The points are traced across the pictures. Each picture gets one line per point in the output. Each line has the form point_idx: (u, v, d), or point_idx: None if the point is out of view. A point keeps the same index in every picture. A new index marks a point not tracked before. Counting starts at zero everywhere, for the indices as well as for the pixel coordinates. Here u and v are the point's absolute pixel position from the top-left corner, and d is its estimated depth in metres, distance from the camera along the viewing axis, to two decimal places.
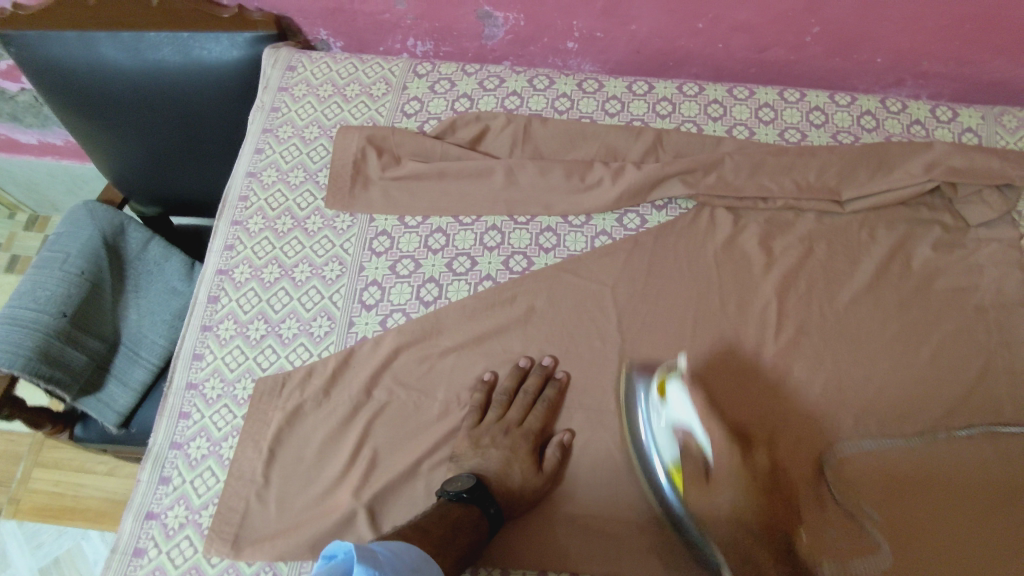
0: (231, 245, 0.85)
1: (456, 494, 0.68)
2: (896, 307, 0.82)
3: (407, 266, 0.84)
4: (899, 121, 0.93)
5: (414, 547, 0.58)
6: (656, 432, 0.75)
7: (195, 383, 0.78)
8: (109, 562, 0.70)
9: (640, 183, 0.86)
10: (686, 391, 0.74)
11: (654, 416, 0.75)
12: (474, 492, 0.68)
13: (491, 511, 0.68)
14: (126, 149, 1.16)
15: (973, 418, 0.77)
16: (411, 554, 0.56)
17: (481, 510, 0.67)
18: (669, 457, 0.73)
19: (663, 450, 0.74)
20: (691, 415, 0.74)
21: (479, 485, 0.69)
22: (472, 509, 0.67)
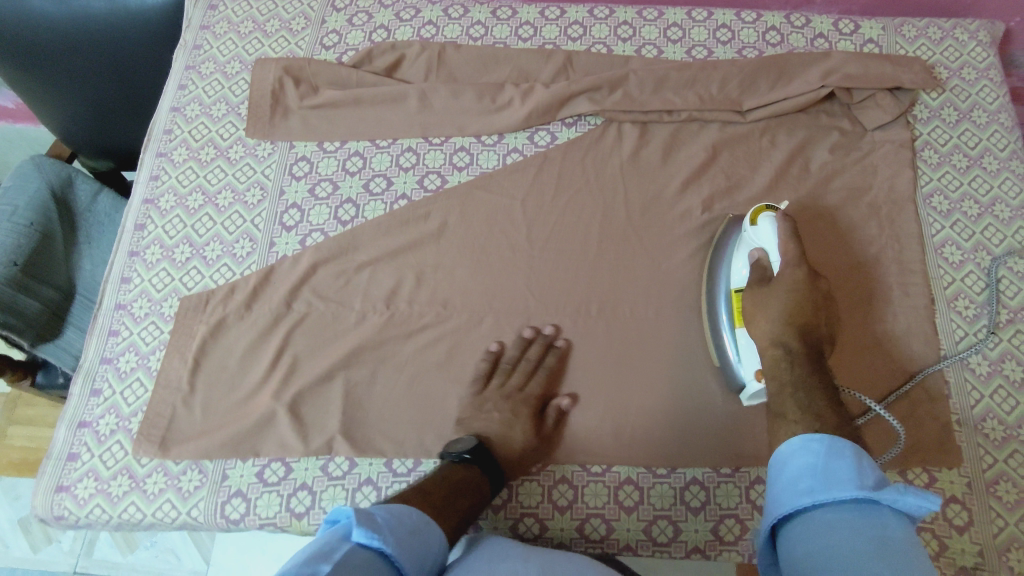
0: (157, 175, 0.89)
1: (460, 457, 0.69)
2: (793, 207, 0.86)
3: (326, 188, 0.87)
4: (803, 35, 0.96)
5: (415, 510, 0.57)
6: (735, 250, 0.79)
7: (124, 304, 0.82)
8: (44, 468, 0.74)
9: (548, 101, 0.89)
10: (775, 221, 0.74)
11: (743, 237, 0.78)
12: (475, 454, 0.69)
13: (491, 470, 0.69)
14: (67, 102, 1.18)
15: (850, 308, 0.81)
16: (416, 516, 0.56)
17: (483, 470, 0.69)
18: (739, 277, 0.77)
19: (736, 271, 0.77)
20: (772, 240, 0.74)
21: (481, 447, 0.70)
22: (474, 472, 0.68)
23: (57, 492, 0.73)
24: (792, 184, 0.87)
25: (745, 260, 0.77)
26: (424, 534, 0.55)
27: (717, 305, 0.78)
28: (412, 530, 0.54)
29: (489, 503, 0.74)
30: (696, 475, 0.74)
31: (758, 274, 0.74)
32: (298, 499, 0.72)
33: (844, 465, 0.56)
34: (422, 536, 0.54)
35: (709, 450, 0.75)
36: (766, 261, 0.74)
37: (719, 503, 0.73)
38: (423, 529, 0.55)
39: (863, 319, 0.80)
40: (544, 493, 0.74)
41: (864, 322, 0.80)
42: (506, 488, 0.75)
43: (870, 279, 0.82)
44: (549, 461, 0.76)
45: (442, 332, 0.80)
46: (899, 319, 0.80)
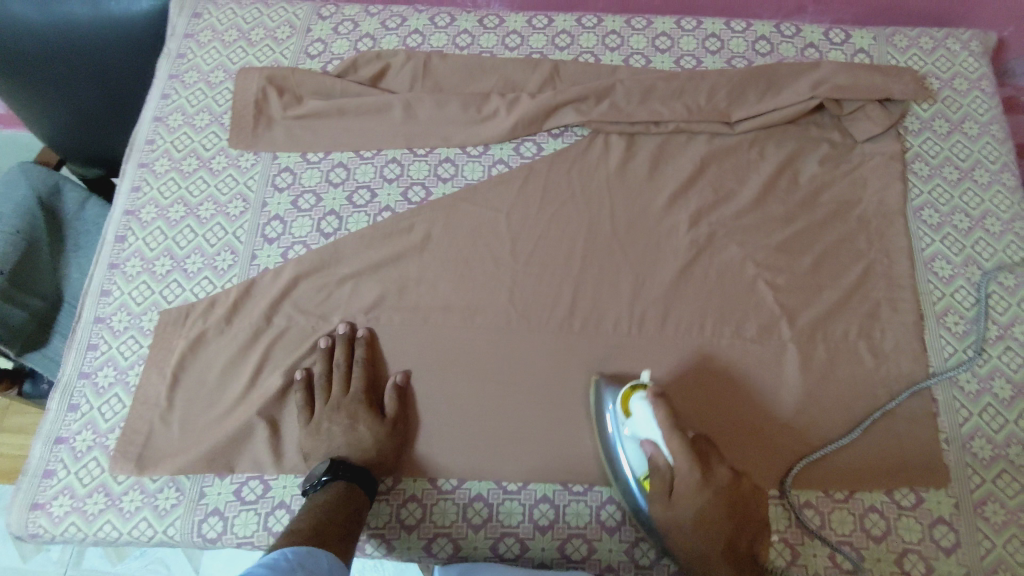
0: (138, 186, 0.88)
1: (320, 482, 0.70)
2: (781, 220, 0.85)
3: (308, 200, 0.87)
4: (793, 44, 0.95)
5: (295, 546, 0.60)
6: (623, 446, 0.71)
7: (103, 317, 0.81)
8: (19, 484, 0.73)
9: (533, 112, 0.88)
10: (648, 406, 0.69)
11: (621, 429, 0.71)
12: (336, 471, 0.70)
13: (359, 475, 0.70)
14: (52, 110, 1.17)
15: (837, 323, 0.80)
16: (292, 554, 0.59)
17: (351, 480, 0.69)
18: (639, 469, 0.70)
19: (632, 464, 0.70)
20: (655, 431, 0.69)
21: (343, 463, 0.70)
22: (342, 487, 0.69)
23: (33, 510, 0.72)
24: (781, 197, 0.86)
25: (640, 452, 0.70)
26: (304, 562, 0.59)
27: (629, 495, 0.71)
28: (291, 570, 0.57)
29: (469, 522, 0.73)
30: None
31: (660, 477, 0.68)
32: (276, 518, 0.71)
33: None
34: (303, 566, 0.58)
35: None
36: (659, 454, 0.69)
37: None
38: (307, 563, 0.59)
39: (851, 336, 0.79)
40: (524, 513, 0.73)
41: (845, 336, 0.79)
42: (488, 506, 0.74)
43: (858, 294, 0.81)
44: (530, 479, 0.74)
45: (425, 347, 0.80)
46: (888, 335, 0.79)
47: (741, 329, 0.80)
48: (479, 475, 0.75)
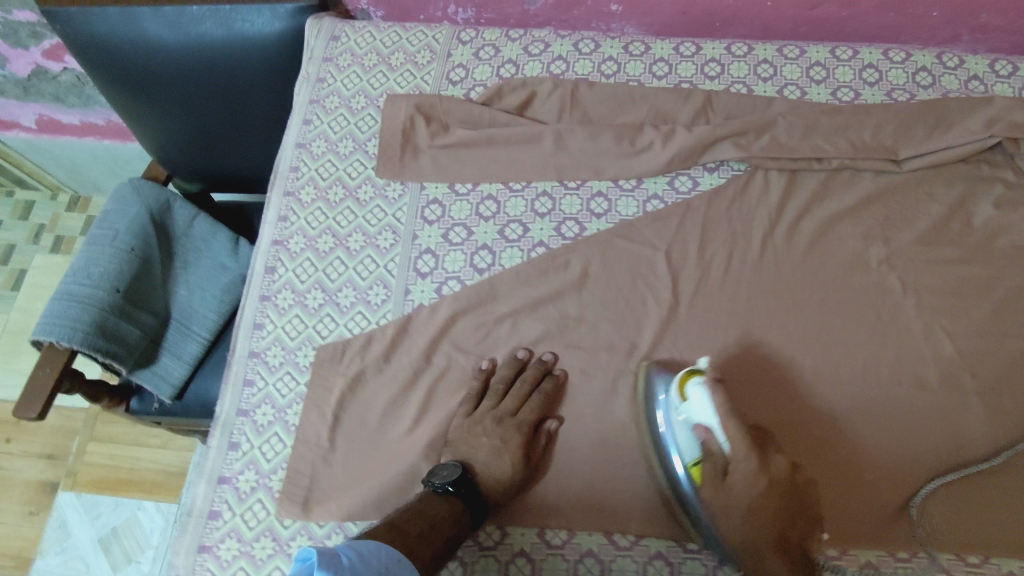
0: (285, 215, 0.87)
1: (443, 486, 0.67)
2: (769, 407, 0.76)
3: (459, 234, 0.85)
4: (957, 76, 0.90)
5: (385, 548, 0.55)
6: (676, 432, 0.70)
7: (257, 352, 0.80)
8: (186, 525, 0.73)
9: (691, 146, 0.85)
10: (705, 392, 0.67)
11: (673, 411, 0.70)
12: (459, 485, 0.67)
13: (477, 498, 0.68)
14: (169, 126, 1.17)
15: (863, 498, 0.72)
16: (382, 554, 0.54)
17: (468, 501, 0.67)
18: (688, 459, 0.68)
19: (682, 452, 0.69)
20: (711, 416, 0.67)
21: (467, 477, 0.68)
22: (459, 503, 0.66)
23: (200, 552, 0.71)
24: (785, 389, 0.76)
25: (689, 439, 0.69)
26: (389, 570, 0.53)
27: (676, 481, 0.70)
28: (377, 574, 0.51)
29: None
30: (870, 558, 0.70)
31: (712, 464, 0.67)
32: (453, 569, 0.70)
33: None
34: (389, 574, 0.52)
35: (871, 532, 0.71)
36: (712, 442, 0.67)
37: None
38: (393, 570, 0.53)
39: (933, 417, 0.74)
40: (708, 574, 0.69)
41: None
42: (669, 563, 0.70)
43: (895, 447, 0.74)
44: (711, 539, 0.70)
45: (566, 383, 0.77)
46: (929, 444, 0.73)
47: (922, 380, 0.76)
48: (656, 530, 0.71)
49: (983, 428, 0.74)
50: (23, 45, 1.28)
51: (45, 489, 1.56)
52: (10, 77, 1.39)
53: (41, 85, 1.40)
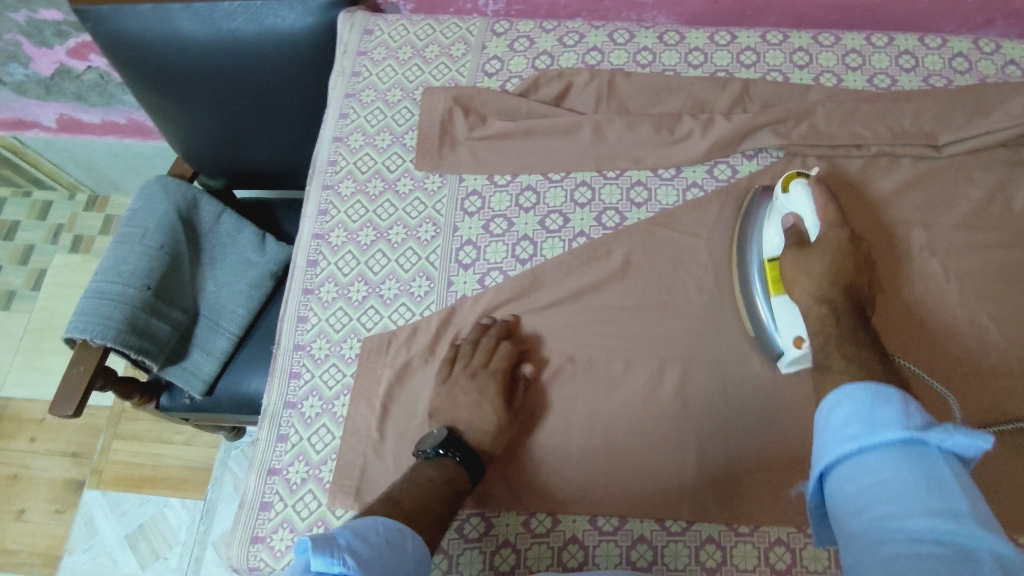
0: (325, 209, 0.87)
1: (433, 452, 0.68)
2: (871, 225, 0.82)
3: (500, 225, 0.85)
4: (993, 62, 0.90)
5: (382, 521, 0.57)
6: (769, 221, 0.78)
7: (303, 345, 0.81)
8: (238, 517, 0.73)
9: (731, 135, 0.85)
10: (808, 188, 0.75)
11: (774, 206, 0.78)
12: (449, 447, 0.68)
13: (469, 457, 0.69)
14: (197, 123, 1.17)
15: (937, 361, 0.76)
16: (380, 527, 0.56)
17: (460, 462, 0.68)
18: (772, 245, 0.76)
19: (769, 239, 0.76)
20: (807, 206, 0.74)
21: (453, 437, 0.69)
22: (454, 464, 0.68)
23: (253, 544, 0.72)
24: None
25: (778, 228, 0.76)
26: (391, 541, 0.55)
27: (747, 270, 0.78)
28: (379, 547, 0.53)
29: (702, 565, 0.69)
30: None
31: None
32: (503, 556, 0.71)
33: (890, 423, 0.47)
34: (390, 546, 0.54)
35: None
36: (801, 227, 0.74)
37: None
38: (394, 539, 0.55)
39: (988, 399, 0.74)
40: (759, 557, 0.69)
41: None
42: (720, 547, 0.70)
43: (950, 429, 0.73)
44: (761, 523, 0.70)
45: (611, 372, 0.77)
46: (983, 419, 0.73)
47: (970, 365, 0.76)
48: (707, 515, 0.70)
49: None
50: (47, 44, 1.28)
51: (70, 488, 1.56)
52: (33, 76, 1.38)
53: (64, 84, 1.40)
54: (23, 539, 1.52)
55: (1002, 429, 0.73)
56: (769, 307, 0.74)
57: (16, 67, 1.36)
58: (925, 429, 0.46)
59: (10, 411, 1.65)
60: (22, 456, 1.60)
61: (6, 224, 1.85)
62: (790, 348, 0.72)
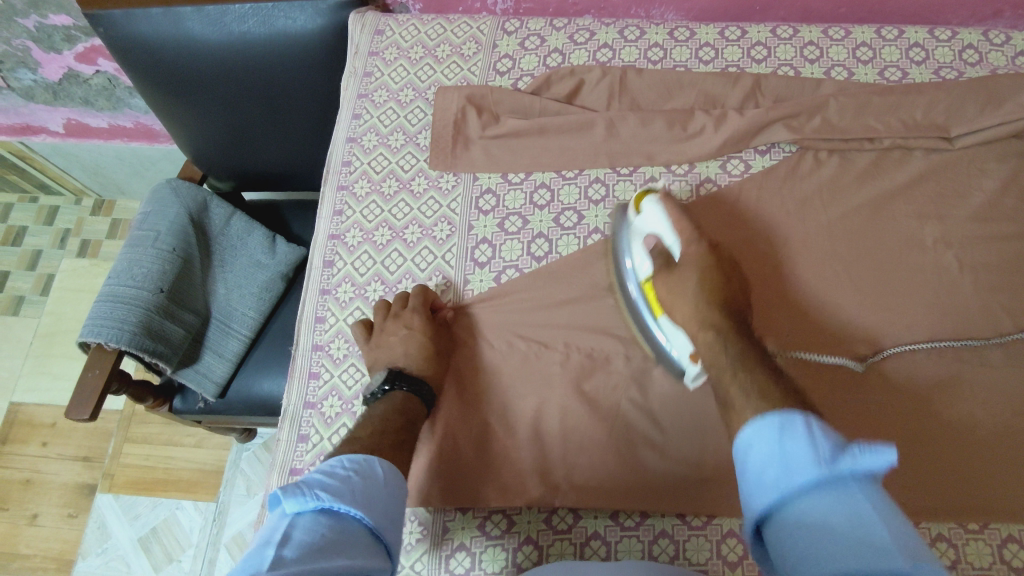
0: (340, 210, 0.88)
1: (381, 390, 0.72)
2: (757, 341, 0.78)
3: (515, 223, 0.85)
4: (1003, 53, 0.90)
5: (350, 456, 0.59)
6: (633, 244, 0.76)
7: (321, 345, 0.81)
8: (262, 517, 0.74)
9: (745, 129, 0.85)
10: (660, 205, 0.74)
11: (632, 227, 0.77)
12: (397, 381, 0.72)
13: (415, 386, 0.72)
14: (207, 126, 1.17)
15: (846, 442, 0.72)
16: (348, 463, 0.58)
17: (410, 390, 0.71)
18: (646, 270, 0.74)
19: (640, 264, 0.75)
20: (664, 225, 0.73)
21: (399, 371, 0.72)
22: (406, 394, 0.71)
23: None
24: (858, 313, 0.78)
25: (645, 251, 0.74)
26: (360, 471, 0.57)
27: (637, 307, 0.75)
28: (348, 477, 0.55)
29: (724, 559, 0.69)
30: (942, 531, 0.69)
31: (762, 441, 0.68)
32: (524, 553, 0.71)
33: (799, 442, 0.48)
34: (358, 473, 0.56)
35: (951, 504, 0.69)
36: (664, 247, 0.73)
37: (971, 561, 0.68)
38: (362, 470, 0.57)
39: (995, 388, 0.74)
40: None
41: None
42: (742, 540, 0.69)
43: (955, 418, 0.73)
44: None
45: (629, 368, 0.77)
46: (990, 407, 0.73)
47: (986, 356, 0.76)
48: (729, 510, 0.70)
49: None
50: (56, 49, 1.28)
51: (82, 491, 1.57)
52: (40, 82, 1.39)
53: (71, 88, 1.40)
54: (37, 543, 1.53)
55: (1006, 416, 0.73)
56: (661, 329, 0.73)
57: (24, 73, 1.36)
58: (834, 460, 0.46)
59: (21, 416, 1.66)
60: (34, 460, 1.61)
61: (14, 230, 1.86)
62: (688, 365, 0.70)
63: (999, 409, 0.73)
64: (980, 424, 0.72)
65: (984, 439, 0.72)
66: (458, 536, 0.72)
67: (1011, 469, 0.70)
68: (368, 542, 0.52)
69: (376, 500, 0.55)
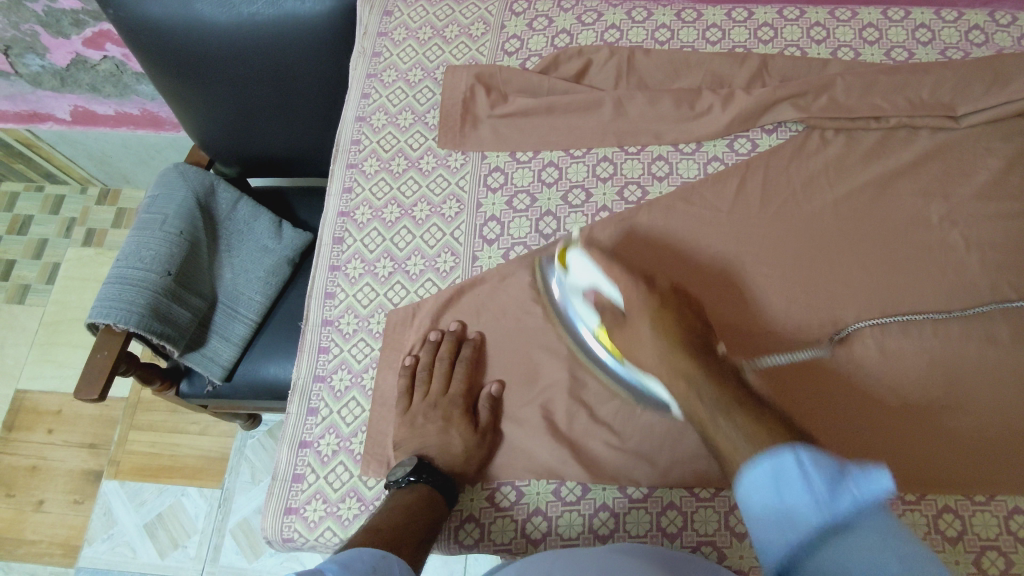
0: (350, 187, 0.88)
1: (406, 480, 0.69)
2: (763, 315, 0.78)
3: (523, 200, 0.86)
4: (1009, 34, 0.90)
5: (367, 548, 0.55)
6: (574, 303, 0.76)
7: (331, 320, 0.82)
8: (271, 489, 0.74)
9: (752, 108, 0.85)
10: (584, 255, 0.74)
11: (564, 287, 0.76)
12: (420, 472, 0.69)
13: (442, 482, 0.69)
14: (214, 110, 1.17)
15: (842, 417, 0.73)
16: (366, 556, 0.53)
17: (433, 484, 0.68)
18: (593, 323, 0.74)
19: (587, 319, 0.75)
20: (594, 273, 0.73)
21: (425, 464, 0.70)
22: (426, 487, 0.68)
23: (287, 515, 0.73)
24: (865, 288, 0.78)
25: (587, 307, 0.74)
26: (377, 568, 0.53)
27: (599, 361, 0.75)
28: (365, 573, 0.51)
29: (732, 529, 0.69)
30: (949, 502, 0.70)
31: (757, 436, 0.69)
32: (534, 525, 0.72)
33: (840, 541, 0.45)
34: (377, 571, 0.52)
35: (946, 474, 0.70)
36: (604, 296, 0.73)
37: (978, 532, 0.68)
38: (381, 566, 0.53)
39: (991, 361, 0.74)
40: None
41: None
42: None
43: (951, 390, 0.73)
44: None
45: None
46: (988, 379, 0.73)
47: (993, 331, 0.75)
48: None
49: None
50: (64, 34, 1.29)
51: (89, 478, 1.57)
52: (48, 68, 1.39)
53: (79, 74, 1.41)
54: (43, 529, 1.53)
55: (1002, 388, 0.73)
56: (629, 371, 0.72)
57: (32, 59, 1.37)
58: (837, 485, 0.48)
59: (27, 403, 1.66)
60: (40, 447, 1.61)
61: (20, 219, 1.86)
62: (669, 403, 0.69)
63: (993, 381, 0.73)
64: (976, 396, 0.73)
65: (984, 413, 0.72)
66: (471, 507, 0.73)
67: (1016, 437, 0.71)
68: None
69: None
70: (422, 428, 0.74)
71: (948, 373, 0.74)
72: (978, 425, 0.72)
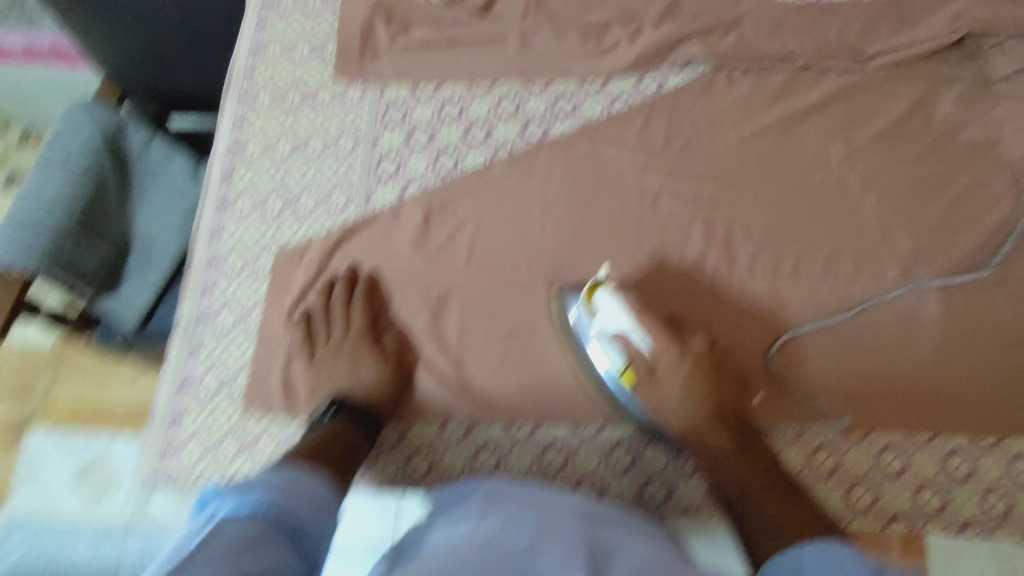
0: (241, 121, 0.85)
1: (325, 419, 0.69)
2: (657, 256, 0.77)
3: (422, 138, 0.83)
4: None
5: (285, 468, 0.57)
6: (594, 345, 0.70)
7: (217, 259, 0.79)
8: (150, 428, 0.73)
9: (656, 44, 0.84)
10: (616, 297, 0.69)
11: (586, 326, 0.71)
12: (341, 410, 0.69)
13: (360, 415, 0.70)
14: (119, 45, 1.12)
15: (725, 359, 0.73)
16: (284, 474, 0.56)
17: (355, 420, 0.68)
18: (616, 366, 0.69)
19: (607, 361, 0.70)
20: (624, 318, 0.68)
21: (347, 403, 0.70)
22: (344, 422, 0.68)
23: (164, 455, 0.72)
24: (761, 230, 0.78)
25: (610, 351, 0.69)
26: (294, 485, 0.55)
27: (610, 392, 0.71)
28: (283, 487, 0.54)
29: (612, 465, 0.72)
30: (822, 438, 0.72)
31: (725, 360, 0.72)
32: (416, 464, 0.72)
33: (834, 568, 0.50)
34: (295, 487, 0.54)
35: (820, 416, 0.72)
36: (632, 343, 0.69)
37: (849, 467, 0.71)
38: (298, 484, 0.55)
39: (875, 313, 0.74)
40: (667, 455, 0.72)
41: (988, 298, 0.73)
42: (630, 450, 0.72)
43: (837, 339, 0.73)
44: None
45: (525, 278, 0.76)
46: (871, 330, 0.73)
47: (880, 273, 0.75)
48: (617, 419, 0.72)
49: (938, 321, 0.73)
50: None
51: None
52: None
53: None
54: None
55: (881, 337, 0.73)
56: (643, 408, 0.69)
57: None
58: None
59: None
60: None
61: None
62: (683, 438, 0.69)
63: (873, 331, 0.73)
64: (859, 344, 0.73)
65: (862, 361, 0.73)
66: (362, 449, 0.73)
67: (890, 385, 0.72)
68: (292, 551, 0.49)
69: (308, 514, 0.53)
70: (305, 363, 0.73)
71: (837, 321, 0.73)
72: (857, 374, 0.72)
